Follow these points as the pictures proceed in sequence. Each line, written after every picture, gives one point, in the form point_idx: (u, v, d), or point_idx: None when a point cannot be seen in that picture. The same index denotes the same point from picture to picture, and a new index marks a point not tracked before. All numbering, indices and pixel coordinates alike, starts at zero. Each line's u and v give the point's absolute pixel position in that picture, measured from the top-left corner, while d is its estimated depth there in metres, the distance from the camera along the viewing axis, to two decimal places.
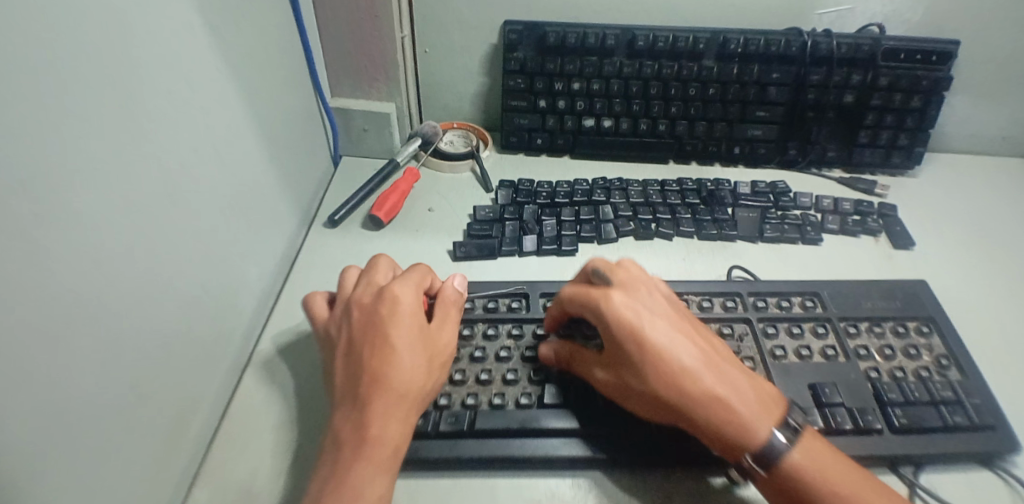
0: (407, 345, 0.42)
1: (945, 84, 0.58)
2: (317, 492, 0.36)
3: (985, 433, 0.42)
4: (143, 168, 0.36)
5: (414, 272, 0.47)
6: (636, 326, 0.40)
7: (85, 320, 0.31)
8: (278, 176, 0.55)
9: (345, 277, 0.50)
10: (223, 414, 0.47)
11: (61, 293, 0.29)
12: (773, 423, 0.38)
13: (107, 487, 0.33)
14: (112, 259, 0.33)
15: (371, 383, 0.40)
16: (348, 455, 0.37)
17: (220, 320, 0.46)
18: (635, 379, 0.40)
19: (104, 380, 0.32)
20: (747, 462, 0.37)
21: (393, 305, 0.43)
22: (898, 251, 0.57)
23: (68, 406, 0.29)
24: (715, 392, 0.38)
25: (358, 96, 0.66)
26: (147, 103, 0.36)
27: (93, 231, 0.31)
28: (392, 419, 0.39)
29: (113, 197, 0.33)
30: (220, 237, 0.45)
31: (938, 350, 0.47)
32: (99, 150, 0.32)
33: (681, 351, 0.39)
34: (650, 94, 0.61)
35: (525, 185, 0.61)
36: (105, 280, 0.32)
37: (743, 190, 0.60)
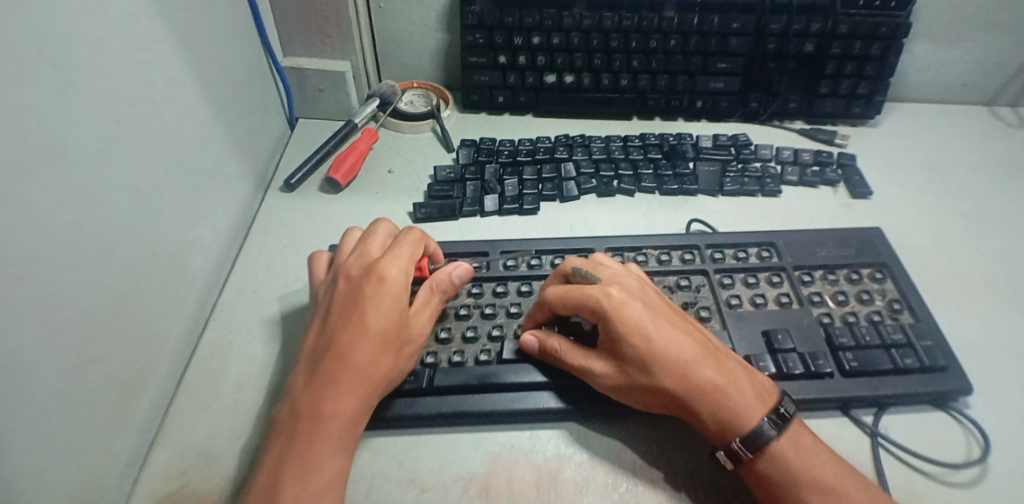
0: (384, 326, 0.41)
1: (905, 30, 0.58)
2: (276, 459, 0.36)
3: (936, 374, 0.43)
4: (78, 118, 0.34)
5: (408, 248, 0.45)
6: (638, 326, 0.40)
7: (30, 281, 0.30)
8: (228, 137, 0.54)
9: (346, 239, 0.48)
10: (180, 380, 0.47)
11: (3, 252, 0.28)
12: (763, 413, 0.37)
13: (62, 450, 0.33)
14: (48, 211, 0.31)
15: (336, 359, 0.39)
16: (303, 427, 0.37)
17: (172, 284, 0.45)
18: (631, 372, 0.40)
19: (49, 334, 0.31)
20: (736, 446, 0.37)
21: (378, 285, 0.42)
22: (856, 200, 0.57)
23: (21, 367, 0.29)
24: (715, 388, 0.38)
25: (311, 54, 0.63)
26: (79, 48, 0.34)
27: (23, 178, 0.29)
28: (349, 394, 0.38)
29: (51, 154, 0.32)
30: (168, 199, 0.44)
31: (890, 294, 0.48)
32: (35, 104, 0.30)
33: (678, 346, 0.39)
34: (611, 47, 0.59)
35: (486, 144, 0.60)
36: (47, 238, 0.31)
37: (705, 144, 0.59)
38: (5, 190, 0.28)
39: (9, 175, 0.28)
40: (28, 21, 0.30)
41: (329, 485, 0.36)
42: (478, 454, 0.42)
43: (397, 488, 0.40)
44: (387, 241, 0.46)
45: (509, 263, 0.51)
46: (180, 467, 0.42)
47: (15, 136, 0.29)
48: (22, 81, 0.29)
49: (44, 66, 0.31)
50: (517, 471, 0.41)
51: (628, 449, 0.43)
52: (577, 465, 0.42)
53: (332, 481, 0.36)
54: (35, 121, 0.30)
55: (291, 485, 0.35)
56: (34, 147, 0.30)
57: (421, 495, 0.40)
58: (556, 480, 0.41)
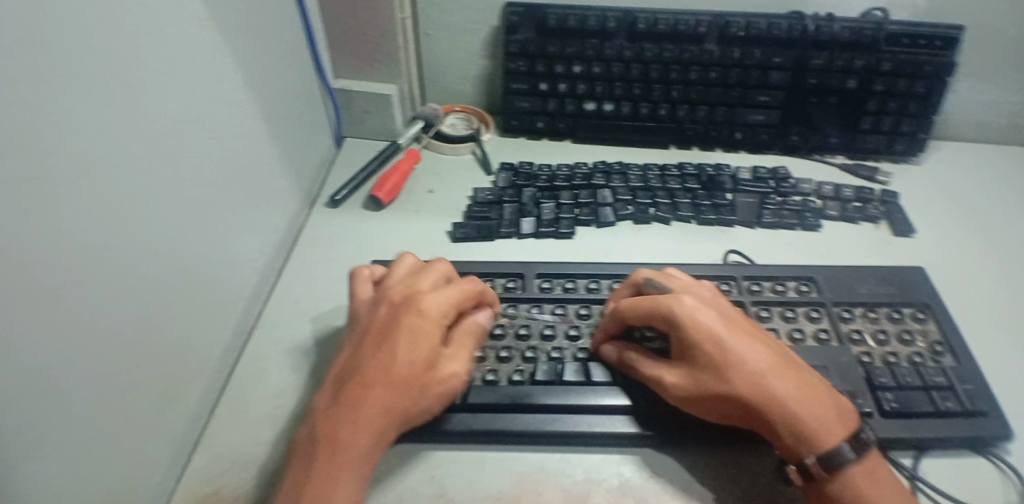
0: (410, 361, 0.40)
1: (949, 70, 0.58)
2: (293, 483, 0.37)
3: (977, 419, 0.42)
4: (141, 136, 0.36)
5: (455, 287, 0.45)
6: (714, 335, 0.40)
7: (89, 286, 0.32)
8: (280, 154, 0.56)
9: (400, 262, 0.49)
10: (223, 386, 0.49)
11: (67, 260, 0.30)
12: (845, 435, 0.37)
13: (107, 448, 0.34)
14: (109, 222, 0.33)
15: (361, 387, 0.39)
16: (322, 452, 0.37)
17: (219, 293, 0.47)
18: (706, 381, 0.40)
19: (101, 339, 0.33)
20: (811, 462, 0.37)
21: (415, 316, 0.42)
22: (897, 237, 0.57)
23: (77, 369, 0.31)
24: (790, 405, 0.38)
25: (359, 77, 0.66)
26: (146, 70, 0.36)
27: (88, 191, 0.31)
28: (367, 426, 0.38)
29: (116, 167, 0.34)
30: (220, 212, 0.46)
31: (932, 335, 0.47)
32: (104, 122, 0.33)
33: (754, 357, 0.39)
34: (650, 77, 0.61)
35: (525, 168, 0.61)
36: (106, 246, 0.33)
37: (743, 175, 0.59)
38: (70, 202, 0.30)
39: (75, 188, 0.30)
40: (103, 47, 0.32)
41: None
42: (506, 475, 0.43)
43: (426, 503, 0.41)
44: (439, 279, 0.47)
45: (544, 285, 0.52)
46: (218, 471, 0.43)
47: (82, 153, 0.31)
48: (93, 102, 0.32)
49: (115, 88, 0.33)
50: (545, 494, 0.42)
51: (655, 480, 0.42)
52: (605, 492, 0.42)
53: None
54: (103, 138, 0.32)
55: None
56: (100, 163, 0.32)
57: None
58: None
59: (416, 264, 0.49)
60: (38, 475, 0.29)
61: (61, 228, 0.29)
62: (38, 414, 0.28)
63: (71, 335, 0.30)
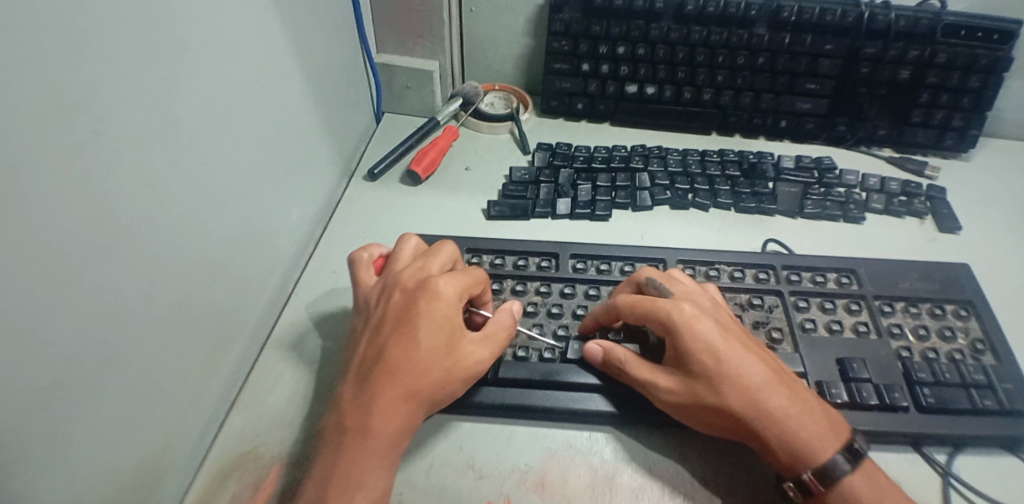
0: (431, 347, 0.40)
1: (1005, 64, 0.56)
2: (322, 470, 0.37)
3: (1016, 419, 0.41)
4: (193, 100, 0.37)
5: (466, 274, 0.44)
6: (710, 345, 0.39)
7: (136, 239, 0.33)
8: (323, 125, 0.57)
9: (402, 248, 0.49)
10: (261, 348, 0.50)
11: (114, 213, 0.31)
12: (837, 447, 0.37)
13: (149, 397, 0.36)
14: (161, 185, 0.34)
15: (385, 373, 0.39)
16: (350, 439, 0.38)
17: (261, 258, 0.48)
18: (698, 391, 0.39)
19: (150, 296, 0.34)
20: (807, 477, 0.37)
21: (431, 301, 0.42)
22: (942, 235, 0.55)
23: (121, 318, 0.32)
24: (784, 418, 0.37)
25: (402, 52, 0.67)
26: (200, 37, 0.37)
27: (139, 151, 0.32)
28: (394, 411, 0.39)
29: (164, 126, 0.35)
30: (263, 178, 0.47)
31: (974, 333, 0.46)
32: (153, 81, 0.33)
33: (749, 369, 0.39)
34: (696, 61, 0.60)
35: (562, 149, 0.61)
36: (155, 203, 0.34)
37: (786, 164, 0.59)
38: (118, 156, 0.31)
39: (125, 147, 0.31)
40: (157, 11, 0.33)
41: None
42: (535, 449, 0.44)
43: (458, 470, 0.42)
44: (447, 261, 0.47)
45: (579, 266, 0.52)
46: (256, 429, 0.45)
47: (134, 115, 0.32)
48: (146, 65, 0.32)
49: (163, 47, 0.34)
50: (573, 470, 0.42)
51: (684, 464, 0.43)
52: (632, 472, 0.42)
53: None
54: (155, 101, 0.33)
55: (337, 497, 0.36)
56: (151, 126, 0.33)
57: (478, 481, 0.42)
58: (611, 483, 0.42)
59: (419, 249, 0.49)
60: (89, 421, 0.30)
61: (112, 187, 0.30)
62: (83, 357, 0.29)
63: (118, 291, 0.32)
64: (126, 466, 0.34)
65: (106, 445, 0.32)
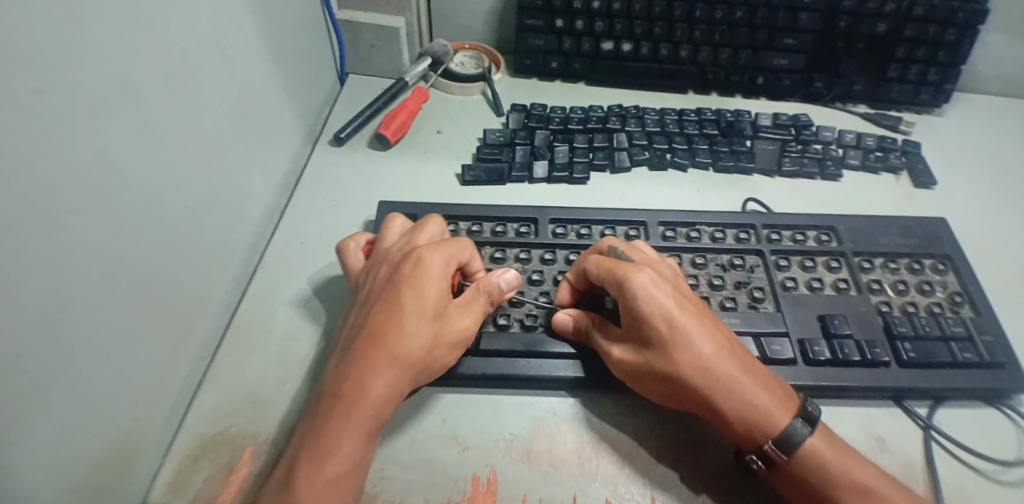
0: (417, 313, 0.38)
1: (983, 16, 0.55)
2: (297, 444, 0.35)
3: (994, 370, 0.42)
4: (146, 48, 0.33)
5: (453, 244, 0.42)
6: (665, 310, 0.38)
7: (86, 209, 0.29)
8: (283, 85, 0.53)
9: (389, 227, 0.46)
10: (228, 325, 0.47)
11: (57, 179, 0.27)
12: (795, 414, 0.36)
13: (109, 380, 0.32)
14: (115, 139, 0.31)
15: (368, 341, 0.37)
16: (326, 409, 0.35)
17: (224, 229, 0.45)
18: (654, 360, 0.38)
19: (108, 264, 0.31)
20: (769, 448, 0.36)
21: (417, 269, 0.40)
22: (918, 190, 0.55)
23: (72, 296, 0.29)
24: (741, 388, 0.36)
25: (365, 8, 0.62)
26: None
27: (86, 100, 0.29)
28: (378, 376, 0.36)
29: (112, 81, 0.30)
30: (223, 142, 0.43)
31: (952, 287, 0.46)
32: (94, 28, 0.29)
33: (706, 339, 0.37)
34: (674, 16, 0.58)
35: (537, 110, 0.59)
36: (106, 165, 0.30)
37: (764, 122, 0.57)
38: (59, 114, 0.27)
39: (66, 101, 0.27)
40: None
41: (341, 476, 0.34)
42: (520, 418, 0.42)
43: (439, 443, 0.40)
44: (437, 233, 0.45)
45: (558, 230, 0.50)
46: (227, 408, 0.42)
47: (78, 57, 0.28)
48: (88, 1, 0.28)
49: None
50: (560, 437, 0.41)
51: (668, 425, 0.42)
52: (622, 436, 0.41)
53: (342, 474, 0.34)
54: (103, 44, 0.30)
55: (306, 469, 0.33)
56: (97, 77, 0.29)
57: (463, 453, 0.40)
58: (596, 449, 0.41)
59: (408, 227, 0.47)
60: (47, 404, 0.28)
61: (59, 141, 0.27)
62: (30, 340, 0.26)
63: (72, 259, 0.28)
64: (92, 450, 0.32)
65: (68, 429, 0.29)
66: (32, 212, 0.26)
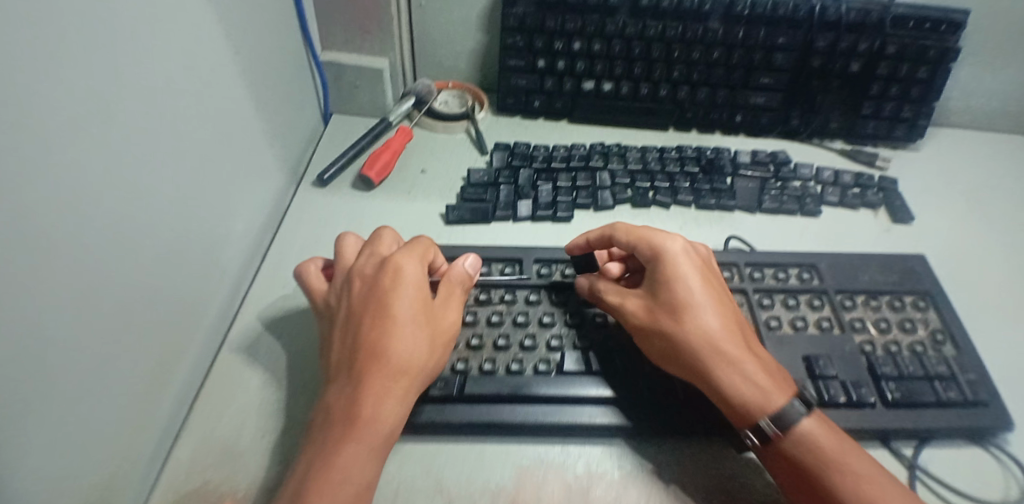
0: (409, 319, 0.39)
1: (954, 54, 0.57)
2: (303, 473, 0.34)
3: (978, 409, 0.42)
4: (128, 96, 0.33)
5: (417, 246, 0.44)
6: (689, 275, 0.42)
7: (65, 274, 0.28)
8: (266, 128, 0.53)
9: (343, 245, 0.46)
10: (206, 374, 0.46)
11: (38, 245, 0.26)
12: (791, 396, 0.38)
13: (82, 446, 0.31)
14: (96, 193, 0.30)
15: (368, 357, 0.37)
16: (337, 433, 0.35)
17: (202, 277, 0.44)
18: (671, 319, 0.41)
19: (84, 322, 0.30)
20: (766, 424, 0.37)
21: (397, 278, 0.41)
22: (897, 225, 0.56)
23: (50, 363, 0.28)
24: (745, 357, 0.39)
25: (350, 49, 0.63)
26: (131, 25, 0.33)
27: (70, 154, 0.28)
28: (385, 395, 0.37)
29: (96, 141, 0.30)
30: (203, 188, 0.43)
31: (933, 324, 0.47)
32: (79, 90, 0.29)
33: (720, 310, 0.41)
34: (652, 57, 0.59)
35: (521, 149, 0.59)
36: (91, 228, 0.30)
37: (743, 159, 0.58)
38: (42, 180, 0.26)
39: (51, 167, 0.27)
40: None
41: (354, 500, 0.33)
42: (506, 467, 0.41)
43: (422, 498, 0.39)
44: (395, 242, 0.46)
45: (543, 271, 0.50)
46: (204, 463, 0.41)
47: (65, 115, 0.28)
48: (72, 53, 0.28)
49: (90, 52, 0.29)
50: (548, 486, 0.40)
51: (657, 473, 0.41)
52: (609, 484, 0.41)
53: (360, 494, 0.34)
54: (86, 95, 0.29)
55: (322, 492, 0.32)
56: (80, 140, 0.29)
57: None
58: (585, 498, 0.40)
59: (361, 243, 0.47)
60: (18, 473, 0.26)
61: (40, 199, 0.26)
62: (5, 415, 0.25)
63: (52, 321, 0.28)
64: None
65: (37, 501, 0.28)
66: (12, 272, 0.25)
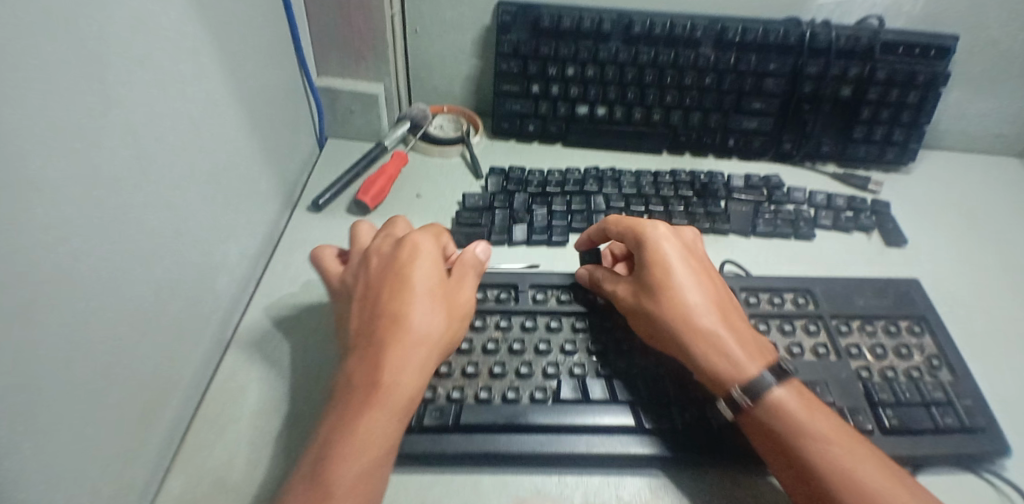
0: (426, 292, 0.40)
1: (943, 79, 0.58)
2: (325, 440, 0.34)
3: (975, 436, 0.42)
4: (122, 130, 0.33)
5: (432, 227, 0.45)
6: (668, 257, 0.45)
7: (58, 313, 0.28)
8: (261, 154, 0.53)
9: (356, 233, 0.48)
10: (198, 404, 0.45)
11: (32, 286, 0.26)
12: (764, 368, 0.40)
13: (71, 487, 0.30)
14: (87, 229, 0.30)
15: (387, 326, 0.38)
16: (359, 399, 0.35)
17: (195, 306, 0.43)
18: (650, 300, 0.44)
19: (74, 362, 0.29)
20: (738, 395, 0.39)
21: (414, 253, 0.41)
22: (890, 248, 0.57)
23: (40, 405, 0.27)
24: (722, 332, 0.42)
25: (345, 75, 0.63)
26: (125, 57, 0.33)
27: (62, 191, 0.28)
28: (407, 363, 0.37)
29: (89, 178, 0.30)
30: (197, 217, 0.42)
31: (929, 349, 0.46)
32: (72, 128, 0.28)
33: (701, 289, 0.44)
34: (645, 82, 0.59)
35: (516, 173, 0.60)
36: (84, 264, 0.30)
37: (737, 183, 0.59)
38: (36, 219, 0.26)
39: (45, 206, 0.27)
40: (76, 24, 0.29)
41: (376, 464, 0.34)
42: (502, 497, 0.41)
43: None
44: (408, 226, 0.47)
45: (538, 296, 0.50)
46: (194, 497, 0.39)
47: (59, 153, 0.28)
48: (68, 91, 0.28)
49: (86, 89, 0.29)
50: None
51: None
52: None
53: (378, 465, 0.34)
54: (78, 130, 0.29)
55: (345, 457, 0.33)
56: (74, 177, 0.29)
57: None
58: None
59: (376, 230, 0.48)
60: None
61: (29, 238, 0.26)
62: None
63: (44, 362, 0.27)
64: None
65: None
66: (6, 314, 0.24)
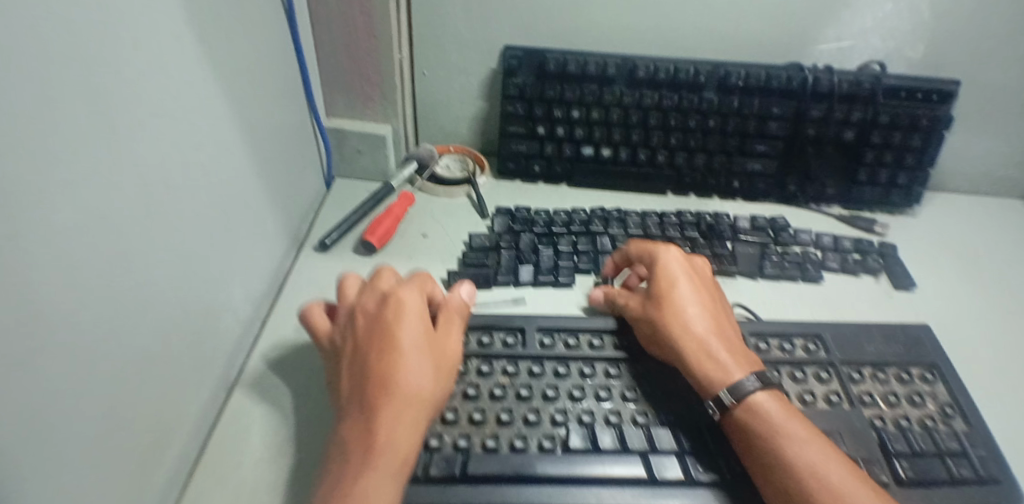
0: (413, 349, 0.40)
1: (945, 122, 0.59)
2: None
3: (992, 487, 0.40)
4: (136, 177, 0.33)
5: (416, 281, 0.45)
6: (671, 272, 0.48)
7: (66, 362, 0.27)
8: (269, 195, 0.53)
9: (344, 287, 0.46)
10: (199, 450, 0.44)
11: (44, 336, 0.26)
12: (746, 374, 0.42)
13: None
14: (97, 277, 0.30)
15: (379, 388, 0.38)
16: (358, 462, 0.35)
17: (200, 348, 0.43)
18: (648, 309, 0.47)
19: (76, 414, 0.28)
20: (721, 395, 0.41)
21: (399, 311, 0.42)
22: (899, 292, 0.56)
23: (43, 460, 0.26)
24: (709, 342, 0.44)
25: (354, 116, 0.64)
26: (139, 101, 0.33)
27: (76, 240, 0.28)
28: (400, 423, 0.37)
29: (101, 227, 0.30)
30: (204, 258, 0.42)
31: (942, 397, 0.46)
32: (89, 177, 0.29)
33: (697, 301, 0.47)
34: (649, 124, 0.60)
35: (522, 213, 0.60)
36: (92, 314, 0.29)
37: (742, 224, 0.59)
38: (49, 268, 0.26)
39: (58, 254, 0.26)
40: (98, 75, 0.29)
41: None
42: None
43: None
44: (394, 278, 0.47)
45: (545, 340, 0.49)
46: None
47: (75, 202, 0.28)
48: (88, 142, 0.29)
49: (105, 138, 0.30)
50: None
51: None
52: None
53: None
54: (90, 177, 0.29)
55: None
56: (87, 225, 0.29)
57: None
58: None
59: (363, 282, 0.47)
60: None
61: (41, 287, 0.25)
62: None
63: (50, 414, 0.26)
64: None
65: None
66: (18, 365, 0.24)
